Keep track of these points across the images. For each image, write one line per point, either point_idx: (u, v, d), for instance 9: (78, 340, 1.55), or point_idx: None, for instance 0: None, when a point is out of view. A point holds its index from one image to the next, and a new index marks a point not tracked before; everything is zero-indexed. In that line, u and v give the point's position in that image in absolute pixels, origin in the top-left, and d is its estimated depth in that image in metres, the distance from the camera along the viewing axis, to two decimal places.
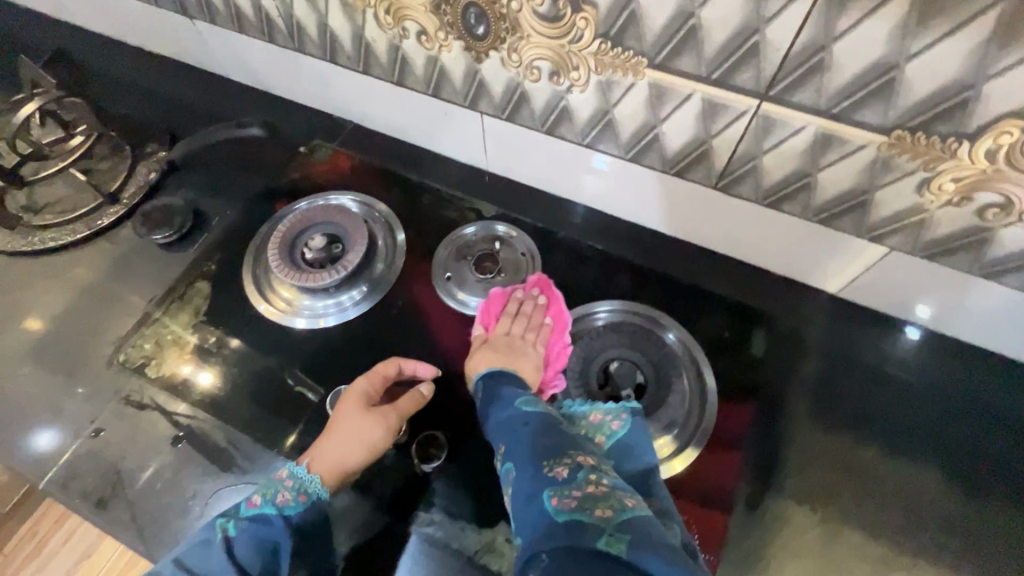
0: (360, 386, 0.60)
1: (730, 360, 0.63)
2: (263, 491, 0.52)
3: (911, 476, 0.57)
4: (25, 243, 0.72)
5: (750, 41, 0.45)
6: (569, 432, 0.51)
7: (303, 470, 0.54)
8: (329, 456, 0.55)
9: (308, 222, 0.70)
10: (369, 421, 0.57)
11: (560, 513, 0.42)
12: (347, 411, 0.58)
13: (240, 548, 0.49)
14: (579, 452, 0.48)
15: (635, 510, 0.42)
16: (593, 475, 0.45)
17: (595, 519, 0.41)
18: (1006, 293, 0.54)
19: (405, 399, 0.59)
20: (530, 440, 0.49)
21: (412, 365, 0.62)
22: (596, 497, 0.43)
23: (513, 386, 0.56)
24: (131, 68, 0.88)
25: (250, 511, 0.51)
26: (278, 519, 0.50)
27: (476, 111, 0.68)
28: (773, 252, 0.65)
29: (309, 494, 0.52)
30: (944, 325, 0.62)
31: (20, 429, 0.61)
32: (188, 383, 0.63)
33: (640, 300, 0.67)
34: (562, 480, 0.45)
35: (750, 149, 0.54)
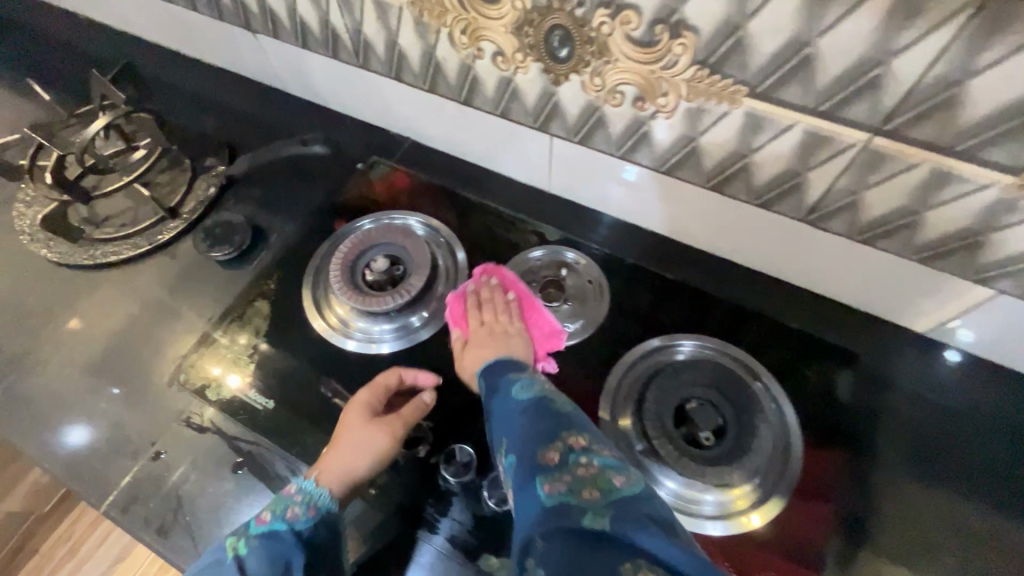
0: (364, 396, 0.59)
1: (816, 402, 0.59)
2: (272, 506, 0.52)
3: (1016, 536, 0.53)
4: (87, 257, 0.72)
5: (871, 73, 0.42)
6: (563, 410, 0.50)
7: (310, 483, 0.53)
8: (335, 466, 0.54)
9: (370, 243, 0.68)
10: (372, 432, 0.56)
11: (551, 499, 0.42)
12: (348, 423, 0.57)
13: (250, 566, 0.47)
14: (571, 433, 0.47)
15: (624, 490, 0.42)
16: (583, 457, 0.44)
17: (582, 504, 0.41)
18: None
19: (408, 407, 0.59)
20: (524, 425, 0.49)
21: (414, 373, 0.62)
22: (585, 480, 0.42)
23: (512, 374, 0.56)
24: (192, 81, 0.88)
25: (260, 528, 0.50)
26: (287, 534, 0.49)
27: (545, 133, 0.66)
28: (860, 288, 0.62)
29: (319, 507, 0.51)
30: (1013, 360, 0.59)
31: (83, 449, 0.60)
32: (247, 407, 0.61)
33: (716, 334, 0.63)
34: (552, 465, 0.44)
35: (850, 184, 0.51)
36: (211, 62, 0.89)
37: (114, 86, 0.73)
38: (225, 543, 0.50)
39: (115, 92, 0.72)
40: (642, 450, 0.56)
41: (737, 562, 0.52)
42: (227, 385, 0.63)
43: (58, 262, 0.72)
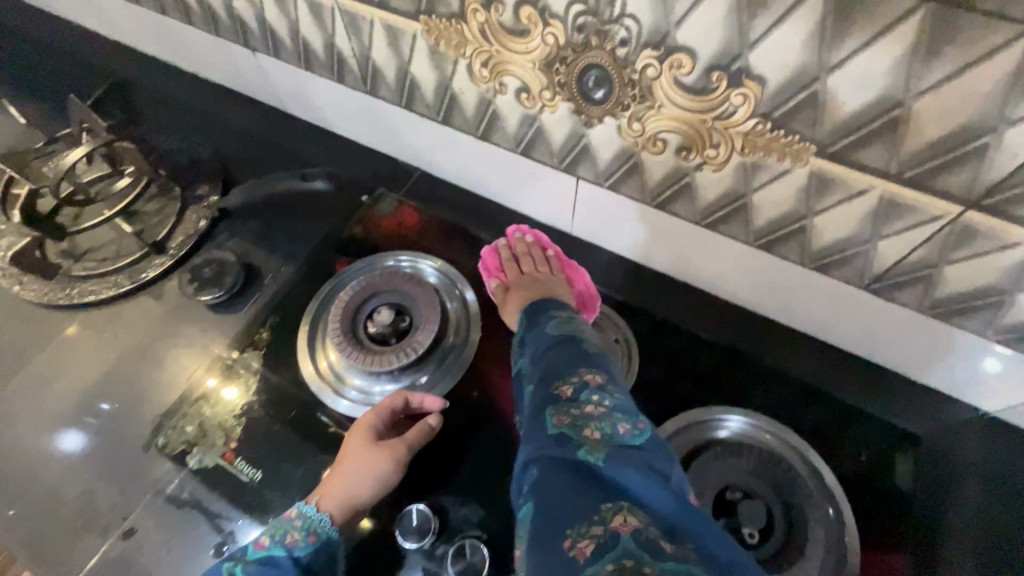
0: (367, 419, 0.54)
1: (870, 492, 0.53)
2: (270, 531, 0.49)
3: None
4: (63, 296, 0.65)
5: (975, 142, 0.35)
6: (590, 350, 0.49)
7: (310, 508, 0.49)
8: (337, 490, 0.51)
9: (373, 290, 0.61)
10: (374, 459, 0.52)
11: (554, 429, 0.42)
12: (351, 444, 0.53)
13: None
14: (588, 373, 0.46)
15: (626, 438, 0.40)
16: (596, 396, 0.43)
17: (582, 439, 0.40)
18: None
19: (414, 432, 0.54)
20: (545, 359, 0.48)
21: (421, 395, 0.56)
22: (589, 417, 0.42)
23: (548, 314, 0.54)
24: (186, 98, 0.81)
25: (258, 554, 0.47)
26: (287, 561, 0.46)
27: (571, 175, 0.59)
28: (921, 359, 0.55)
29: (318, 533, 0.49)
30: None
31: (48, 522, 0.54)
32: (232, 480, 0.55)
33: (757, 408, 0.57)
34: (563, 399, 0.44)
35: (928, 257, 0.44)
36: (206, 79, 0.82)
37: (95, 111, 0.65)
38: (219, 568, 0.47)
39: (95, 118, 0.65)
40: None
41: None
42: (222, 396, 0.59)
43: (31, 300, 0.65)
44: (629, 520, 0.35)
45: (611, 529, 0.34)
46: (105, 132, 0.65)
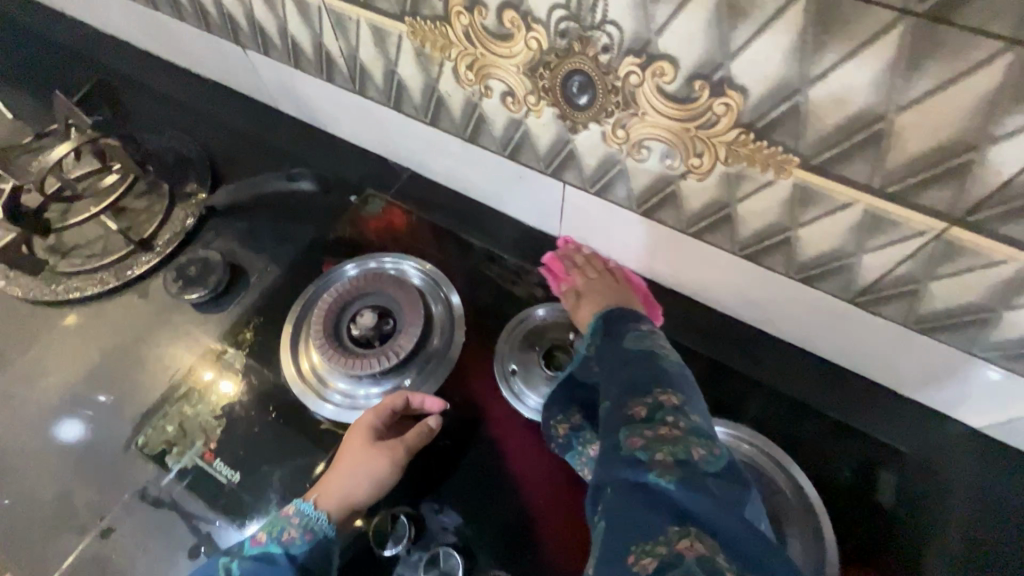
0: (367, 418, 0.54)
1: (853, 507, 0.52)
2: (268, 528, 0.49)
3: None
4: (49, 292, 0.65)
5: (957, 159, 0.34)
6: (667, 364, 0.47)
7: (308, 507, 0.50)
8: (336, 490, 0.51)
9: (357, 292, 0.61)
10: (374, 458, 0.52)
11: (626, 447, 0.42)
12: (352, 442, 0.53)
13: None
14: (661, 391, 0.44)
15: (700, 466, 0.40)
16: (670, 416, 0.43)
17: (653, 461, 0.40)
18: None
19: (413, 433, 0.54)
20: (616, 372, 0.47)
21: (422, 396, 0.55)
22: (661, 440, 0.41)
23: (618, 322, 0.53)
24: (178, 93, 0.81)
25: (255, 550, 0.47)
26: (284, 559, 0.47)
27: (558, 180, 0.59)
28: (910, 376, 0.54)
29: (316, 532, 0.49)
30: None
31: (29, 519, 0.54)
32: (211, 481, 0.55)
33: (740, 419, 0.56)
34: (635, 418, 0.43)
35: (913, 272, 0.43)
36: (197, 75, 0.82)
37: (80, 107, 0.65)
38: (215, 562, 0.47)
39: (80, 114, 0.64)
40: None
41: None
42: (219, 389, 0.60)
43: (18, 296, 0.65)
44: (696, 547, 0.35)
45: (676, 551, 0.35)
46: (89, 129, 0.64)
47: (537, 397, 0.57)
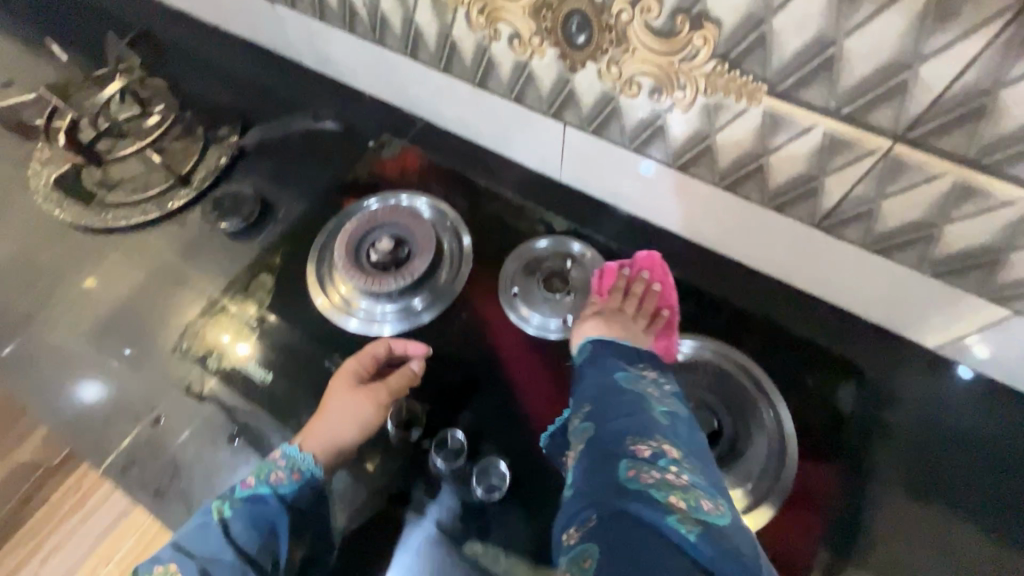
0: (350, 365, 0.60)
1: (816, 411, 0.58)
2: (258, 471, 0.54)
3: (1012, 559, 0.52)
4: (99, 220, 0.72)
5: (897, 78, 0.40)
6: (665, 414, 0.51)
7: (294, 449, 0.55)
8: (321, 433, 0.56)
9: (376, 223, 0.68)
10: (357, 400, 0.57)
11: (636, 485, 0.45)
12: (336, 390, 0.58)
13: (236, 528, 0.52)
14: (668, 439, 0.49)
15: (708, 509, 0.44)
16: (675, 465, 0.47)
17: (669, 504, 0.44)
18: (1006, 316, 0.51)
19: (395, 376, 0.59)
20: (619, 412, 0.51)
21: (403, 343, 0.61)
22: (673, 485, 0.45)
23: (617, 360, 0.57)
24: (208, 47, 0.87)
25: (245, 493, 0.53)
26: (272, 499, 0.53)
27: (559, 121, 0.65)
28: (874, 299, 0.60)
29: (302, 473, 0.54)
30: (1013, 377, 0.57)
31: (88, 409, 0.62)
32: (248, 380, 0.62)
33: (718, 338, 0.62)
34: (641, 458, 0.47)
35: (868, 192, 0.49)
36: (225, 29, 0.88)
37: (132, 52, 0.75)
38: (211, 505, 0.53)
39: (132, 57, 0.74)
40: None
41: None
42: (234, 351, 0.64)
43: (70, 223, 0.72)
44: None
45: None
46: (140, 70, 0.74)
47: (539, 316, 0.64)
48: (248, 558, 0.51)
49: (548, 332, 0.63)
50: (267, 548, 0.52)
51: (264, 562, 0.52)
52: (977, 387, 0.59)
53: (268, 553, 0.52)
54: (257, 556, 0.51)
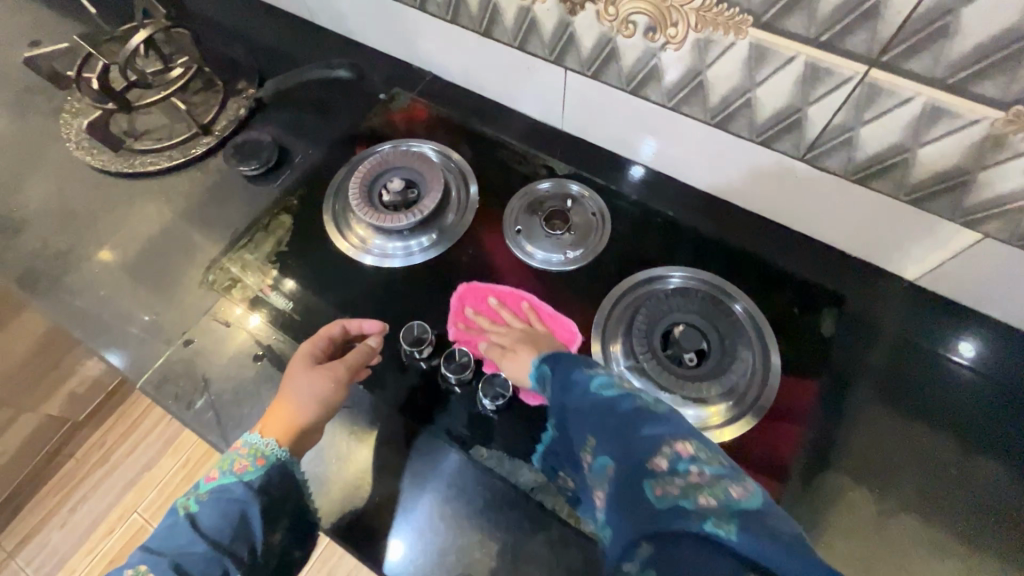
0: (305, 347, 0.59)
1: (798, 335, 0.62)
2: (220, 464, 0.52)
3: (976, 464, 0.56)
4: (127, 165, 0.77)
5: (869, 2, 0.44)
6: (660, 409, 0.44)
7: (255, 436, 0.53)
8: (280, 417, 0.54)
9: (388, 165, 0.72)
10: (312, 378, 0.56)
11: (662, 503, 0.36)
12: (287, 379, 0.57)
13: (203, 520, 0.48)
14: (676, 435, 0.41)
15: (745, 500, 0.35)
16: (694, 463, 0.39)
17: (700, 509, 0.35)
18: (976, 240, 0.55)
19: (354, 352, 0.59)
20: (614, 425, 0.43)
21: (357, 322, 0.62)
22: (699, 487, 0.37)
23: (588, 368, 0.49)
24: (225, 6, 0.91)
25: (210, 485, 0.50)
26: (239, 487, 0.50)
27: (560, 67, 0.68)
28: (855, 232, 0.64)
29: (267, 457, 0.52)
30: (984, 304, 0.61)
31: (124, 332, 0.67)
32: (272, 308, 0.67)
33: (709, 270, 0.66)
34: (658, 470, 0.39)
35: (847, 120, 0.53)
36: None
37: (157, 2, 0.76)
38: (174, 505, 0.50)
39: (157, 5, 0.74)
40: (630, 366, 0.60)
41: None
42: (246, 323, 0.66)
43: (100, 168, 0.77)
44: None
45: None
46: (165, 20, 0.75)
47: (541, 251, 0.68)
48: (221, 548, 0.47)
49: (550, 265, 0.68)
50: (241, 537, 0.48)
51: (241, 552, 0.48)
52: (957, 320, 0.63)
53: (243, 542, 0.48)
54: (232, 546, 0.48)
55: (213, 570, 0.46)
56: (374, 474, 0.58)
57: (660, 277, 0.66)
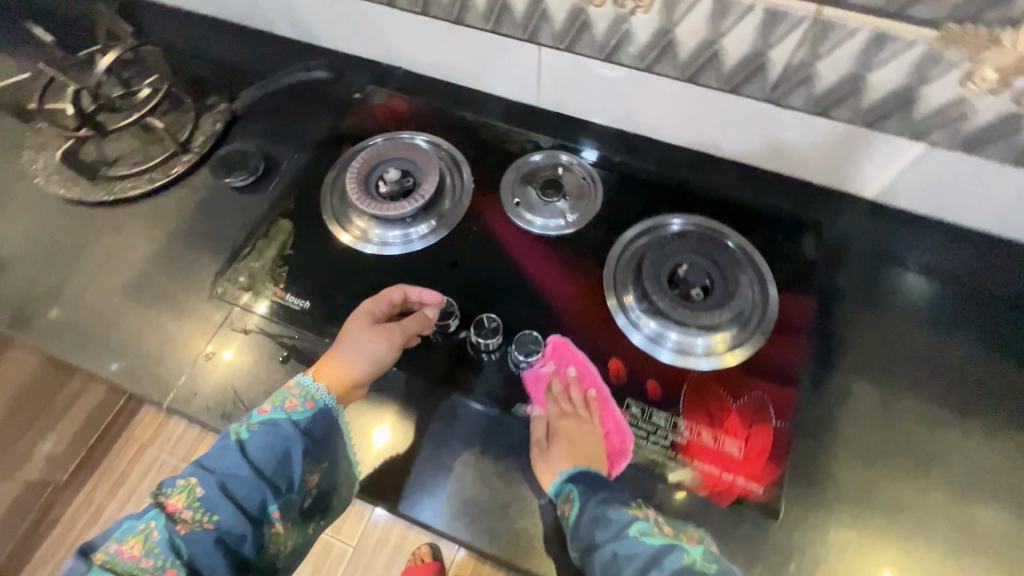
0: (367, 305, 0.63)
1: (786, 259, 0.68)
2: (272, 400, 0.57)
3: (954, 347, 0.64)
4: (105, 193, 0.75)
5: None
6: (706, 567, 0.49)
7: (309, 379, 0.58)
8: (336, 365, 0.59)
9: (382, 157, 0.74)
10: (373, 336, 0.60)
11: None
12: (349, 332, 0.61)
13: (252, 448, 0.54)
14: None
15: None
16: None
17: None
18: (927, 150, 0.63)
19: (412, 319, 0.62)
20: None
21: (418, 291, 0.64)
22: None
23: (622, 510, 0.54)
24: (179, 26, 0.90)
25: (261, 417, 0.56)
26: (287, 424, 0.55)
27: (534, 44, 0.72)
28: (820, 160, 0.70)
29: (316, 402, 0.57)
30: (938, 210, 0.69)
31: (138, 355, 0.66)
32: (288, 310, 0.67)
33: (699, 214, 0.72)
34: None
35: (806, 57, 0.59)
36: (189, 9, 0.90)
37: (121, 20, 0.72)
38: (229, 430, 0.56)
39: (121, 24, 0.71)
40: (645, 309, 0.64)
41: (729, 387, 0.60)
42: (222, 357, 0.65)
43: (76, 199, 0.75)
44: None
45: None
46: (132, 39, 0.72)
47: (541, 218, 0.72)
48: (263, 477, 0.53)
49: (549, 230, 0.72)
50: (281, 471, 0.54)
51: (280, 484, 0.54)
52: (915, 227, 0.71)
53: (283, 476, 0.54)
54: (273, 477, 0.53)
55: (254, 496, 0.52)
56: (424, 446, 0.60)
57: (663, 225, 0.71)
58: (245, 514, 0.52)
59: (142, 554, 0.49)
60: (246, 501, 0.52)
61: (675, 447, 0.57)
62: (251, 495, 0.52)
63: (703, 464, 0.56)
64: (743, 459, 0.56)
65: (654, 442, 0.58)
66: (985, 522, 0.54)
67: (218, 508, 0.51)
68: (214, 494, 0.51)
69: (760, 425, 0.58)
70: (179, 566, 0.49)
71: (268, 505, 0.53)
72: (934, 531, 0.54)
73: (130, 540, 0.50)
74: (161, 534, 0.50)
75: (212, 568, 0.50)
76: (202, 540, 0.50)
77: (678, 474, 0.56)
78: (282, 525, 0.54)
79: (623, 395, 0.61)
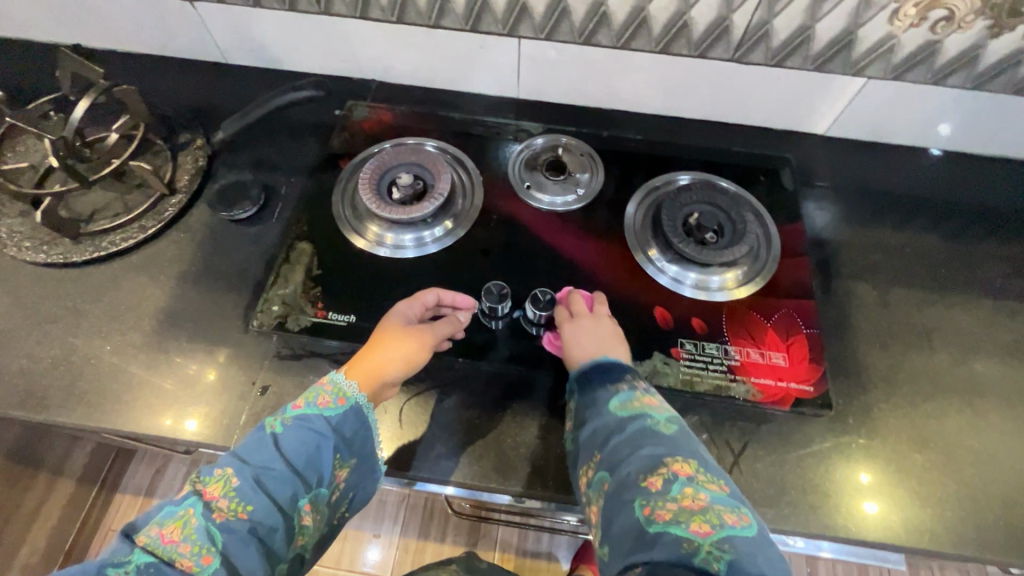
0: (402, 308, 0.63)
1: (772, 193, 0.78)
2: (305, 395, 0.56)
3: (916, 240, 0.76)
4: (93, 250, 0.69)
5: None
6: (660, 430, 0.51)
7: (340, 376, 0.57)
8: (367, 363, 0.58)
9: (393, 162, 0.75)
10: (410, 334, 0.60)
11: (655, 526, 0.43)
12: (387, 326, 0.61)
13: (285, 441, 0.51)
14: (678, 459, 0.48)
15: (735, 532, 0.42)
16: (691, 487, 0.45)
17: (692, 535, 0.42)
18: (864, 82, 0.74)
19: (446, 322, 0.64)
20: (617, 443, 0.51)
21: (452, 296, 0.66)
22: (692, 512, 0.43)
23: (611, 375, 0.57)
24: (127, 69, 0.85)
25: (296, 412, 0.54)
26: (320, 420, 0.53)
27: (514, 38, 0.77)
28: (777, 106, 0.81)
29: (347, 398, 0.55)
30: (875, 133, 0.82)
31: (183, 407, 0.62)
32: (333, 328, 0.66)
33: (689, 168, 0.79)
34: (653, 490, 0.45)
35: (763, 16, 0.68)
36: (134, 51, 0.86)
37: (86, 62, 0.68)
38: (263, 423, 0.53)
39: (89, 66, 0.66)
40: (671, 258, 0.70)
41: (759, 310, 0.68)
42: (207, 426, 0.61)
43: (61, 262, 0.69)
44: None
45: None
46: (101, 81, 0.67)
47: (551, 196, 0.76)
48: (296, 471, 0.50)
49: (557, 206, 0.76)
50: (314, 465, 0.51)
51: (312, 478, 0.51)
52: (860, 151, 0.83)
53: (314, 471, 0.51)
54: (304, 472, 0.50)
55: (286, 489, 0.49)
56: (509, 423, 0.63)
57: (673, 181, 0.78)
58: (277, 507, 0.48)
59: (179, 541, 0.45)
60: (280, 493, 0.49)
61: (732, 370, 0.64)
62: (284, 488, 0.49)
63: (758, 378, 0.63)
64: (789, 366, 0.64)
65: (713, 370, 0.64)
66: (977, 371, 0.66)
67: (254, 499, 0.48)
68: (248, 485, 0.49)
69: (794, 336, 0.66)
70: (215, 553, 0.45)
71: (299, 500, 0.50)
72: (947, 388, 0.65)
73: (167, 527, 0.46)
74: (198, 522, 0.46)
75: (246, 558, 0.46)
76: (236, 530, 0.46)
77: (741, 391, 0.62)
78: (312, 519, 0.51)
79: (674, 335, 0.66)
